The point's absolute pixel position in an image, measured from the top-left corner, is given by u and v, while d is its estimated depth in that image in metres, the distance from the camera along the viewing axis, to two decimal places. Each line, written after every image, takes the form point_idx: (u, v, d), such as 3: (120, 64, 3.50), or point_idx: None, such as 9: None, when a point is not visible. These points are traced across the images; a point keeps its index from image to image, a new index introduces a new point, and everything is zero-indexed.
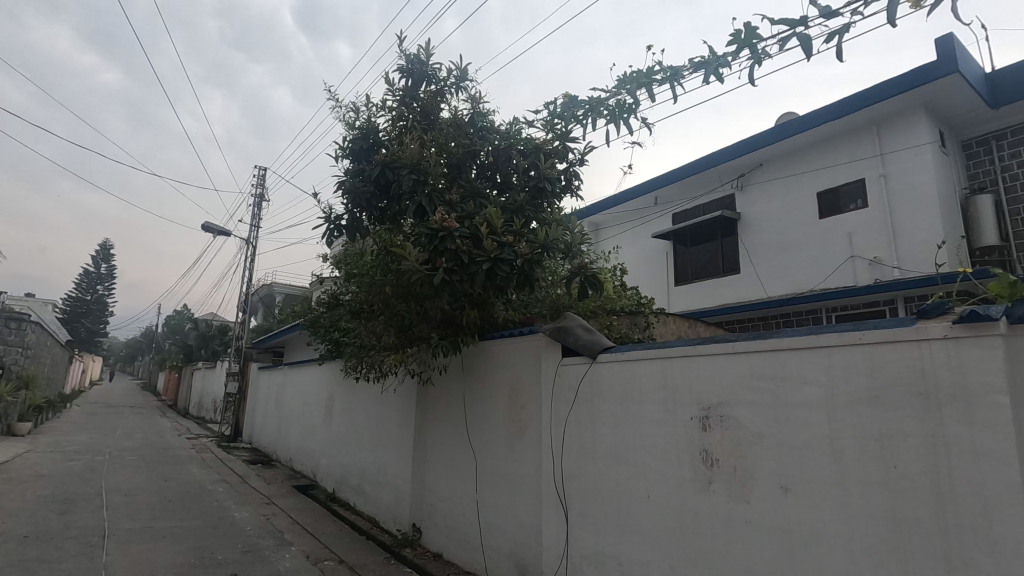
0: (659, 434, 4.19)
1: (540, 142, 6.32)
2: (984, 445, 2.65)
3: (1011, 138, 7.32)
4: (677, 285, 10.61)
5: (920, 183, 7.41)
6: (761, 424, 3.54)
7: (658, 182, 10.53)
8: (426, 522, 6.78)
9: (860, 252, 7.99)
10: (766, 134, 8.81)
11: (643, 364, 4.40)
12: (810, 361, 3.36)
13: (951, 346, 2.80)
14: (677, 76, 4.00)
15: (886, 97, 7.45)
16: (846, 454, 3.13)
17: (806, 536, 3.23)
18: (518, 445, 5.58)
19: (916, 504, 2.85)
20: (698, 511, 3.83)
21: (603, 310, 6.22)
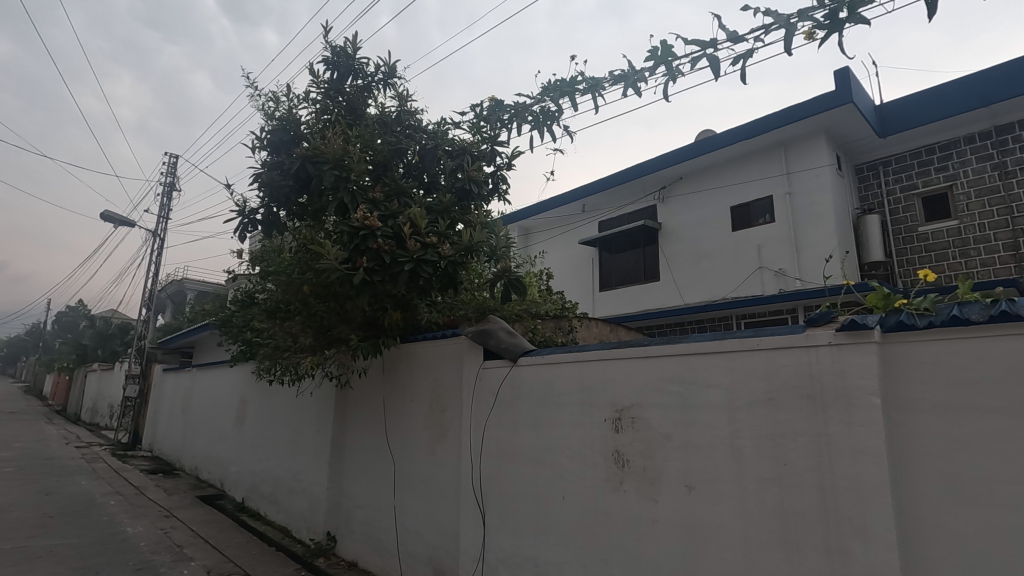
0: (575, 435, 4.27)
1: (468, 144, 6.29)
2: (861, 443, 2.90)
3: (896, 166, 8.14)
4: (602, 290, 10.92)
5: (820, 202, 8.06)
6: (669, 426, 3.70)
7: (586, 190, 10.81)
8: (342, 530, 6.54)
9: (768, 263, 8.57)
10: (687, 150, 9.27)
11: (562, 367, 4.46)
12: (714, 364, 3.54)
13: (835, 352, 3.05)
14: (598, 88, 4.09)
15: (792, 121, 8.04)
16: (744, 453, 3.33)
17: (707, 532, 3.41)
18: (438, 448, 5.51)
19: (802, 498, 3.08)
20: (610, 512, 3.94)
21: (528, 313, 6.28)
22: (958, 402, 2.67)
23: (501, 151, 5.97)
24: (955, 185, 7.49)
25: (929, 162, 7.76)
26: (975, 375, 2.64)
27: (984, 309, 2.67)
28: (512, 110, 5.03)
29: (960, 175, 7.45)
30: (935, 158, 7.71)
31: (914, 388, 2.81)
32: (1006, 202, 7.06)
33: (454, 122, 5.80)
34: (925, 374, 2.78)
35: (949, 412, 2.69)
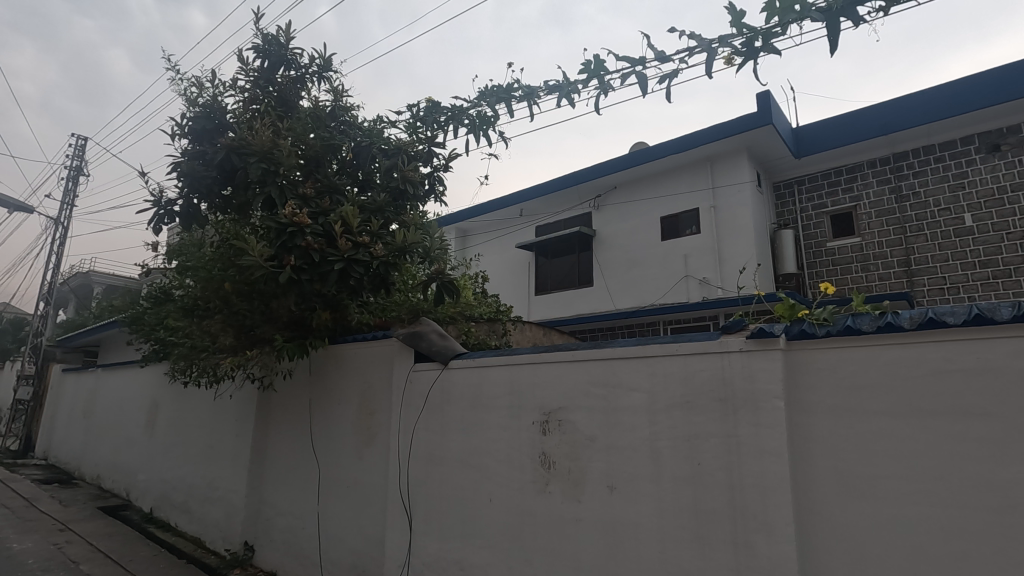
0: (503, 438, 4.31)
1: (404, 144, 6.15)
2: (765, 443, 3.12)
3: (809, 186, 8.78)
4: (537, 294, 11.08)
5: (741, 216, 8.57)
6: (593, 428, 3.81)
7: (524, 195, 10.93)
8: (261, 539, 6.25)
9: (693, 272, 9.00)
10: (621, 160, 9.58)
11: (493, 370, 4.49)
12: (637, 369, 3.68)
13: (746, 358, 3.26)
14: (533, 96, 4.16)
15: (718, 138, 8.49)
16: (662, 453, 3.48)
17: (626, 530, 3.54)
18: (366, 452, 5.39)
19: (712, 496, 3.26)
20: (535, 513, 4.01)
21: (462, 316, 6.26)
22: (850, 405, 2.92)
23: (438, 152, 5.92)
24: (859, 206, 8.19)
25: (837, 184, 8.44)
26: (864, 380, 2.90)
27: (873, 320, 2.94)
28: (449, 113, 5.01)
29: (864, 197, 8.16)
30: (843, 180, 8.40)
31: (813, 392, 3.05)
32: (901, 223, 7.80)
33: (390, 121, 5.71)
34: (823, 379, 3.03)
35: (842, 414, 2.94)
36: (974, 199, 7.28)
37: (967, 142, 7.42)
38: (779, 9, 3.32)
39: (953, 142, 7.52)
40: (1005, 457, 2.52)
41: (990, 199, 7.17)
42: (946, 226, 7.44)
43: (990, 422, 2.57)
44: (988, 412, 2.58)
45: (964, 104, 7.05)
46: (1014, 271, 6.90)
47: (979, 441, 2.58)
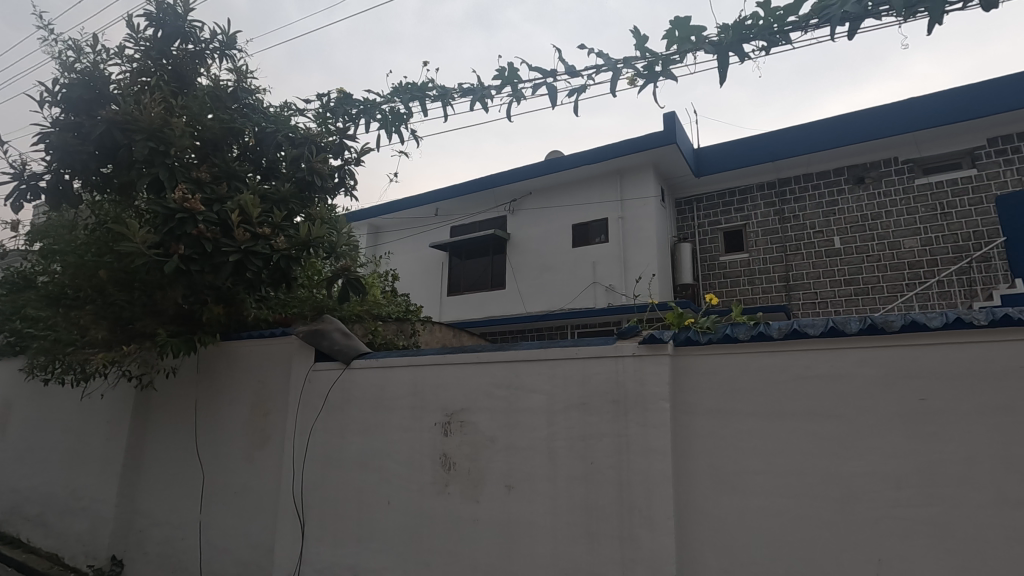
0: (404, 439, 4.26)
1: (314, 134, 5.86)
2: (652, 442, 3.32)
3: (706, 203, 9.44)
4: (449, 295, 11.04)
5: (645, 228, 9.06)
6: (494, 429, 3.87)
7: (440, 194, 10.85)
8: (133, 553, 5.70)
9: (600, 279, 9.37)
10: (537, 167, 9.80)
11: (396, 370, 4.42)
12: (538, 371, 3.78)
13: (638, 362, 3.45)
14: (446, 97, 4.16)
15: (628, 153, 8.90)
16: (558, 453, 3.61)
17: (522, 529, 3.64)
18: (258, 456, 5.09)
19: (603, 493, 3.42)
20: (434, 515, 4.00)
21: (369, 314, 6.10)
22: (725, 407, 3.20)
23: (349, 145, 5.71)
24: (748, 224, 8.96)
25: (730, 203, 9.17)
26: (739, 384, 3.18)
27: (748, 330, 3.22)
28: (360, 106, 4.87)
29: (752, 217, 8.94)
30: (736, 200, 9.13)
31: (695, 395, 3.30)
32: (782, 242, 8.62)
33: (298, 109, 5.44)
34: (704, 383, 3.28)
35: (718, 414, 3.21)
36: (842, 224, 8.21)
37: (838, 173, 8.36)
38: (677, 39, 3.56)
39: (827, 172, 8.43)
40: (848, 453, 2.87)
41: (854, 225, 8.11)
42: (819, 247, 8.33)
43: (838, 422, 2.92)
44: (836, 413, 2.93)
45: (835, 139, 7.96)
46: (872, 289, 7.86)
47: (829, 439, 2.92)
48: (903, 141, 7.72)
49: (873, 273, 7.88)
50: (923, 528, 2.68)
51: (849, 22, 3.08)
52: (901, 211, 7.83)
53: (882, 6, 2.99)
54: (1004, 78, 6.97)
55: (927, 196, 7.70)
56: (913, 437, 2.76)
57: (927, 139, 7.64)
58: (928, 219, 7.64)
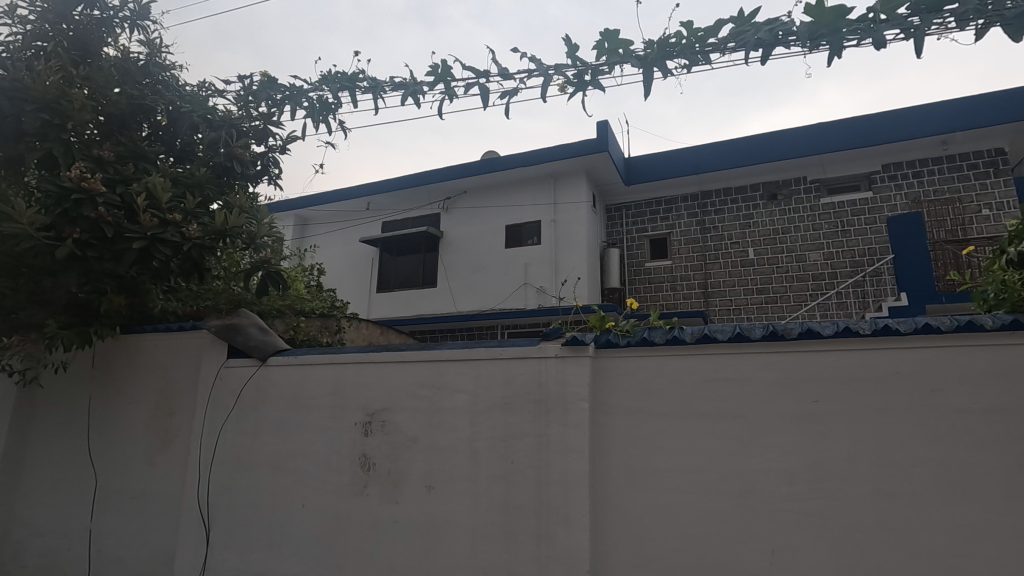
0: (322, 440, 4.12)
1: (234, 116, 5.50)
2: (571, 442, 3.40)
3: (634, 211, 9.78)
4: (379, 292, 10.78)
5: (576, 232, 9.26)
6: (416, 429, 3.83)
7: (372, 188, 10.57)
8: (8, 566, 5.14)
9: (531, 281, 9.48)
10: (472, 166, 9.77)
11: (315, 368, 4.26)
12: (462, 371, 3.77)
13: (560, 363, 3.52)
14: (377, 90, 4.07)
15: (562, 158, 9.05)
16: (479, 453, 3.62)
17: (441, 529, 3.62)
18: (161, 458, 4.75)
19: (522, 492, 3.47)
20: (350, 516, 3.90)
21: (291, 309, 5.82)
22: (640, 407, 3.33)
23: (275, 131, 5.42)
24: (672, 233, 9.38)
25: (657, 213, 9.57)
26: (653, 386, 3.32)
27: (664, 334, 3.37)
28: (285, 91, 4.69)
29: (676, 227, 9.36)
30: (662, 210, 9.54)
31: (613, 395, 3.41)
32: (702, 252, 9.09)
33: (217, 88, 5.10)
34: (622, 384, 3.40)
35: (634, 414, 3.34)
36: (756, 237, 8.77)
37: (754, 189, 8.92)
38: (606, 50, 3.67)
39: (744, 187, 8.98)
40: (749, 451, 3.07)
41: (767, 238, 8.70)
42: (735, 257, 8.86)
43: (741, 422, 3.11)
44: (739, 413, 3.13)
45: (752, 157, 8.49)
46: (779, 298, 8.47)
47: (732, 438, 3.11)
48: (811, 162, 8.36)
49: (782, 284, 8.47)
50: (811, 520, 2.91)
51: (761, 49, 3.29)
52: (808, 227, 8.48)
53: (790, 36, 3.22)
54: (895, 111, 7.74)
55: (830, 213, 8.38)
56: (806, 435, 2.99)
57: (832, 162, 8.31)
58: (830, 235, 8.32)
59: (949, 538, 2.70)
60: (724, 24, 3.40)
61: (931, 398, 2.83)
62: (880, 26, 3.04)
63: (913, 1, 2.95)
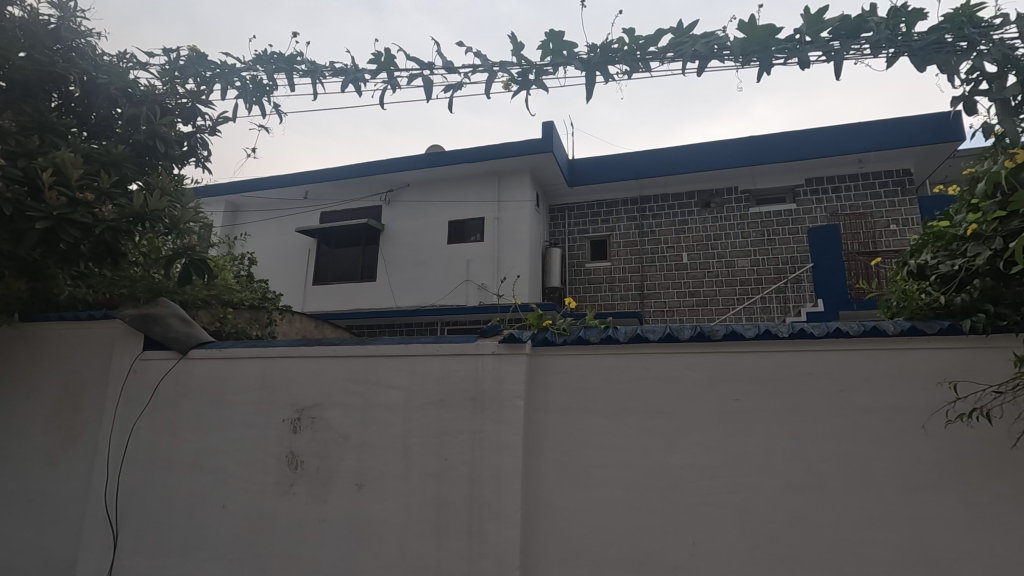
0: (247, 437, 3.93)
1: (158, 92, 5.07)
2: (506, 439, 3.41)
3: (576, 212, 9.95)
4: (315, 284, 10.41)
5: (518, 230, 9.31)
6: (348, 426, 3.72)
7: (311, 176, 10.18)
8: None
9: (473, 278, 9.43)
10: (415, 160, 9.61)
11: (241, 362, 4.06)
12: (398, 367, 3.70)
13: (497, 360, 3.52)
14: (317, 74, 3.92)
15: (507, 156, 9.06)
16: (412, 450, 3.57)
17: (370, 527, 3.55)
18: (64, 457, 4.37)
19: (455, 489, 3.45)
20: (275, 517, 3.75)
21: (218, 299, 5.51)
22: (574, 405, 3.39)
23: (204, 111, 5.10)
24: (612, 235, 9.62)
25: (598, 215, 9.79)
26: (587, 384, 3.39)
27: (599, 333, 3.44)
28: (215, 69, 4.44)
29: (616, 230, 9.61)
30: (603, 212, 9.77)
31: (548, 393, 3.45)
32: (640, 254, 9.37)
33: (138, 60, 4.72)
34: (557, 382, 3.45)
35: (568, 412, 3.39)
36: (690, 242, 9.14)
37: (689, 196, 9.27)
38: (551, 51, 3.70)
39: (680, 194, 9.32)
40: (675, 447, 3.19)
41: (700, 243, 9.08)
42: (670, 260, 9.19)
43: (668, 419, 3.23)
44: (667, 411, 3.24)
45: (689, 165, 8.84)
46: (710, 301, 8.86)
47: (660, 435, 3.23)
48: (742, 174, 8.79)
49: (713, 287, 8.87)
50: (730, 512, 3.07)
51: (698, 60, 3.41)
52: (738, 235, 8.92)
53: (725, 50, 3.36)
54: (818, 130, 8.28)
55: (758, 222, 8.86)
56: (727, 432, 3.14)
57: (762, 174, 8.78)
58: (757, 242, 8.79)
59: (851, 526, 2.92)
60: (664, 34, 3.51)
61: (839, 397, 3.04)
62: (805, 47, 3.23)
63: (834, 26, 3.15)
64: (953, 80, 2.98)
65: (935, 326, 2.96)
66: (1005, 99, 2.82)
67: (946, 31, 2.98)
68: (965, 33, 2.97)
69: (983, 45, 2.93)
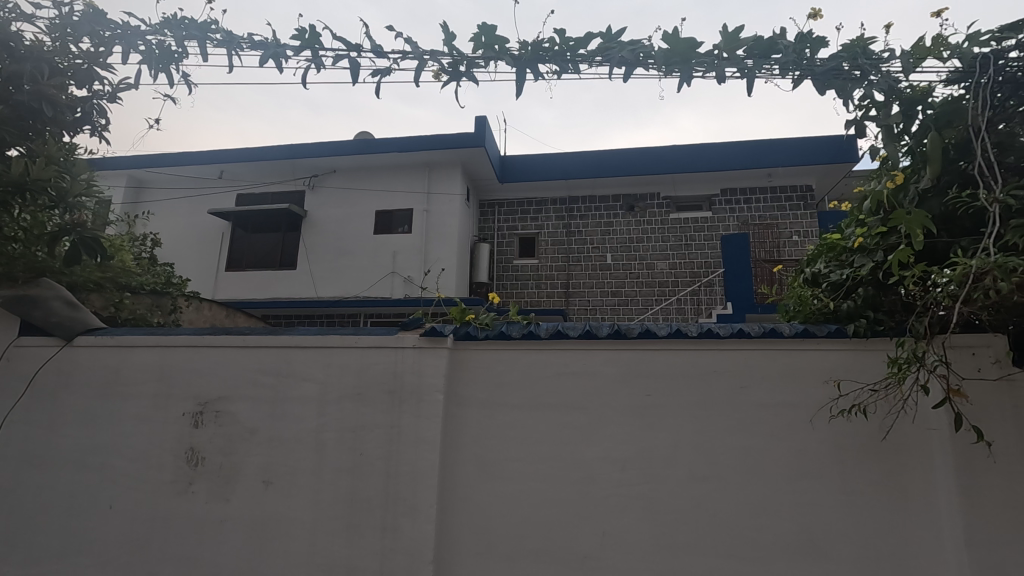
0: (140, 432, 3.63)
1: (46, 49, 4.50)
2: (424, 433, 3.37)
3: (506, 209, 10.00)
4: (228, 271, 9.80)
5: (447, 224, 9.21)
6: (256, 420, 3.53)
7: (228, 155, 9.55)
8: None
9: (399, 269, 9.24)
10: (342, 145, 9.25)
11: (136, 351, 3.74)
12: (313, 359, 3.55)
13: (417, 353, 3.47)
14: (233, 46, 3.67)
15: (439, 148, 8.92)
16: (325, 445, 3.44)
17: (277, 526, 3.39)
18: None
19: (368, 485, 3.37)
20: (171, 518, 3.49)
21: (113, 283, 5.01)
22: (493, 400, 3.40)
23: (103, 75, 4.62)
24: (540, 233, 9.76)
25: (527, 213, 9.89)
26: (507, 379, 3.41)
27: (520, 328, 3.48)
28: (116, 30, 4.05)
29: (544, 228, 9.76)
30: (533, 210, 9.88)
31: (468, 387, 3.44)
32: (566, 253, 9.57)
33: (21, 10, 4.20)
34: (477, 376, 3.45)
35: (487, 406, 3.40)
36: (614, 243, 9.45)
37: (615, 199, 9.58)
38: (483, 44, 3.67)
39: (607, 197, 9.61)
40: (589, 441, 3.29)
41: (623, 245, 9.41)
42: (595, 260, 9.46)
43: (584, 413, 3.32)
44: (584, 405, 3.33)
45: (616, 169, 9.12)
46: (631, 301, 9.23)
47: (576, 429, 3.31)
48: (664, 180, 9.20)
49: (633, 288, 9.24)
50: (638, 503, 3.20)
51: (624, 67, 3.52)
52: (657, 239, 9.32)
53: (649, 58, 3.49)
54: (734, 144, 8.80)
55: (677, 227, 9.30)
56: (639, 426, 3.28)
57: (682, 181, 9.23)
58: (676, 246, 9.24)
59: (745, 514, 3.14)
60: (593, 38, 3.58)
61: (740, 394, 3.25)
62: (721, 63, 3.41)
63: (747, 45, 3.36)
64: (848, 105, 3.25)
65: (824, 329, 3.23)
66: (889, 126, 3.11)
67: (844, 60, 3.25)
68: (859, 63, 3.24)
69: (874, 75, 3.21)
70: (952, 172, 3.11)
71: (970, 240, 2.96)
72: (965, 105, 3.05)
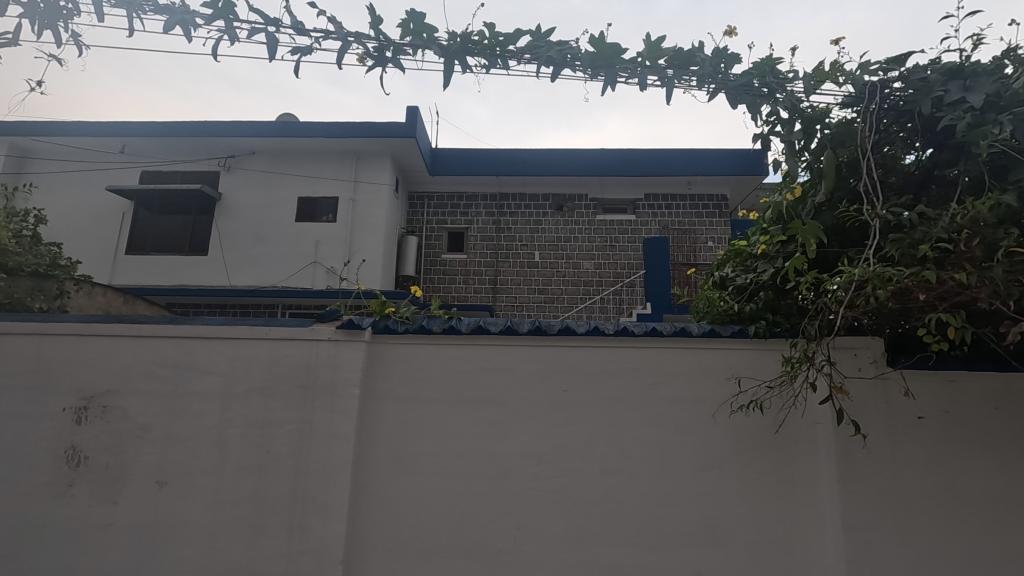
0: (11, 429, 3.25)
1: None
2: (337, 429, 3.25)
3: (436, 202, 9.87)
4: (128, 254, 9.01)
5: (374, 214, 8.95)
6: (150, 415, 3.26)
7: (131, 128, 8.76)
8: None
9: (321, 259, 8.87)
10: (263, 126, 8.73)
11: (8, 339, 3.33)
12: (218, 350, 3.33)
13: (333, 346, 3.34)
14: (134, 8, 3.36)
15: (368, 136, 8.65)
16: (229, 442, 3.24)
17: (171, 529, 3.16)
18: None
19: (275, 483, 3.21)
20: (45, 523, 3.16)
21: None
22: (411, 395, 3.34)
23: None
24: (470, 228, 9.71)
25: (457, 207, 9.82)
26: (426, 374, 3.36)
27: (442, 323, 3.44)
28: None
29: (473, 223, 9.72)
30: (463, 204, 9.82)
31: (385, 382, 3.36)
32: (494, 250, 9.58)
33: None
34: (396, 371, 3.37)
35: (405, 401, 3.34)
36: (542, 241, 9.58)
37: (545, 199, 9.72)
38: (412, 31, 3.58)
39: (537, 196, 9.73)
40: (506, 436, 3.31)
41: (551, 243, 9.56)
42: (523, 257, 9.54)
43: (503, 408, 3.34)
44: (503, 401, 3.35)
45: (547, 168, 9.23)
46: (557, 299, 9.40)
47: (493, 425, 3.32)
48: (592, 182, 9.42)
49: (560, 287, 9.42)
50: (552, 496, 3.26)
51: (552, 66, 3.55)
52: (584, 239, 9.55)
53: (576, 60, 3.55)
54: (658, 151, 9.17)
55: (603, 228, 9.57)
56: (556, 421, 3.34)
57: (609, 184, 9.50)
58: (602, 247, 9.50)
59: (652, 504, 3.28)
60: (523, 35, 3.60)
61: (652, 390, 3.39)
62: (644, 70, 3.53)
63: (669, 55, 3.49)
64: (756, 119, 3.45)
65: (728, 330, 3.44)
66: (791, 142, 3.35)
67: (754, 77, 3.46)
68: (767, 81, 3.45)
69: (780, 93, 3.44)
70: (844, 188, 3.40)
71: (856, 251, 3.25)
72: (856, 127, 3.33)
